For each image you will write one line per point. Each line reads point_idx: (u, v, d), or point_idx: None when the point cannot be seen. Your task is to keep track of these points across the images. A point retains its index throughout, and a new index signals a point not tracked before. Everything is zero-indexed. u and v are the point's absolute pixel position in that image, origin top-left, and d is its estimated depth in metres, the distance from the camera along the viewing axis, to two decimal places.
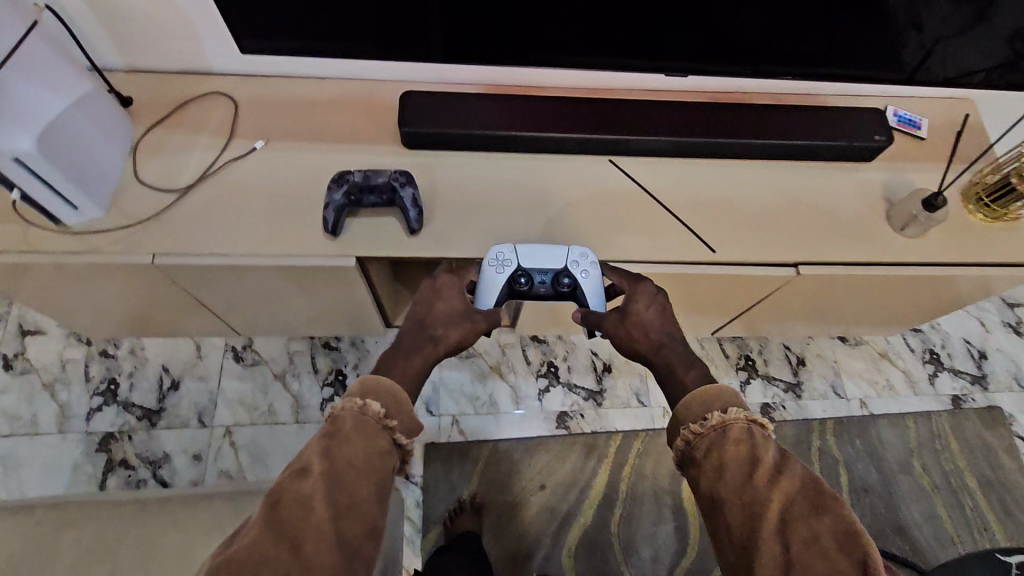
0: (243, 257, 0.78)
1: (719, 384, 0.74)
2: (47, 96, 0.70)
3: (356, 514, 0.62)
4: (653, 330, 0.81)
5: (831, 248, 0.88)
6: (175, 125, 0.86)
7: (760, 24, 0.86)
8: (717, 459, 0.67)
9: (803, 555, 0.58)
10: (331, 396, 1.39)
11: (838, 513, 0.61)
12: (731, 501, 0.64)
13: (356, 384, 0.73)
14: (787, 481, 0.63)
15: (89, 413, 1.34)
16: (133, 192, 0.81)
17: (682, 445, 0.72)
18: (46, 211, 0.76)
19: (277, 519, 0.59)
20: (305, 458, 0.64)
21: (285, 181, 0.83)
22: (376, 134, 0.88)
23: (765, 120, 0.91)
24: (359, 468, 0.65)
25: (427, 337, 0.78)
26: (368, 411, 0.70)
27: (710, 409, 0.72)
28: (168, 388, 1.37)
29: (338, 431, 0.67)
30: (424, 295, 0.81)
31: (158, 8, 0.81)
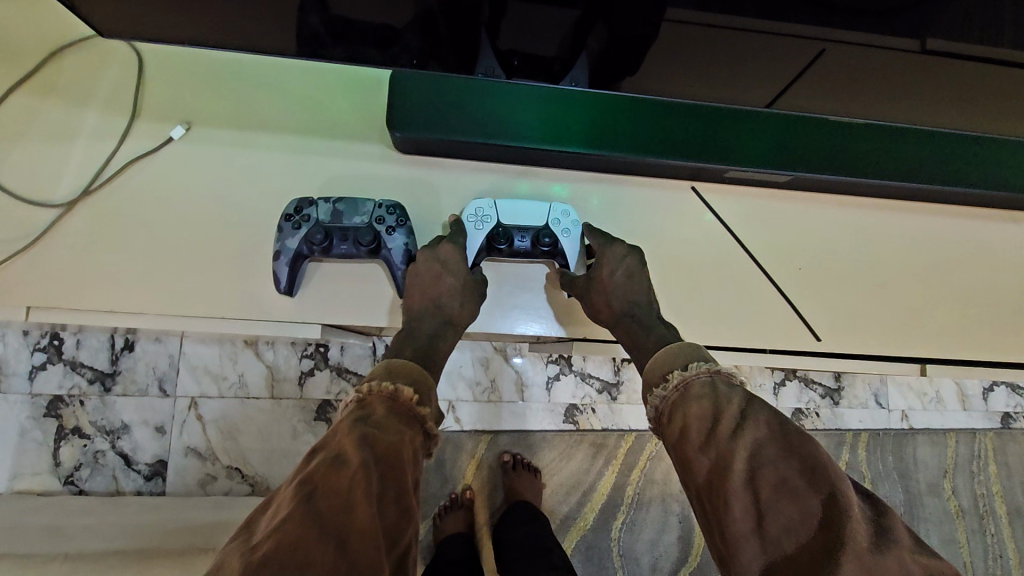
0: (161, 316, 0.56)
1: (677, 342, 0.62)
2: None
3: (398, 506, 0.51)
4: (620, 294, 0.65)
5: (931, 330, 0.70)
6: (48, 90, 0.58)
7: (899, 88, 0.56)
8: (682, 422, 0.56)
9: (773, 503, 0.47)
10: (311, 368, 1.23)
11: (804, 449, 0.50)
12: (697, 460, 0.54)
13: (380, 365, 0.61)
14: (751, 430, 0.52)
15: (31, 372, 1.16)
16: None
17: (652, 413, 0.61)
18: None
19: (314, 513, 0.45)
20: (338, 446, 0.51)
21: (218, 196, 0.58)
22: (355, 128, 0.62)
23: (902, 152, 0.67)
24: (400, 458, 0.53)
25: (444, 321, 0.63)
26: (401, 396, 0.58)
27: (672, 366, 0.60)
28: (121, 349, 1.18)
29: (375, 416, 0.55)
30: (422, 271, 0.60)
31: None
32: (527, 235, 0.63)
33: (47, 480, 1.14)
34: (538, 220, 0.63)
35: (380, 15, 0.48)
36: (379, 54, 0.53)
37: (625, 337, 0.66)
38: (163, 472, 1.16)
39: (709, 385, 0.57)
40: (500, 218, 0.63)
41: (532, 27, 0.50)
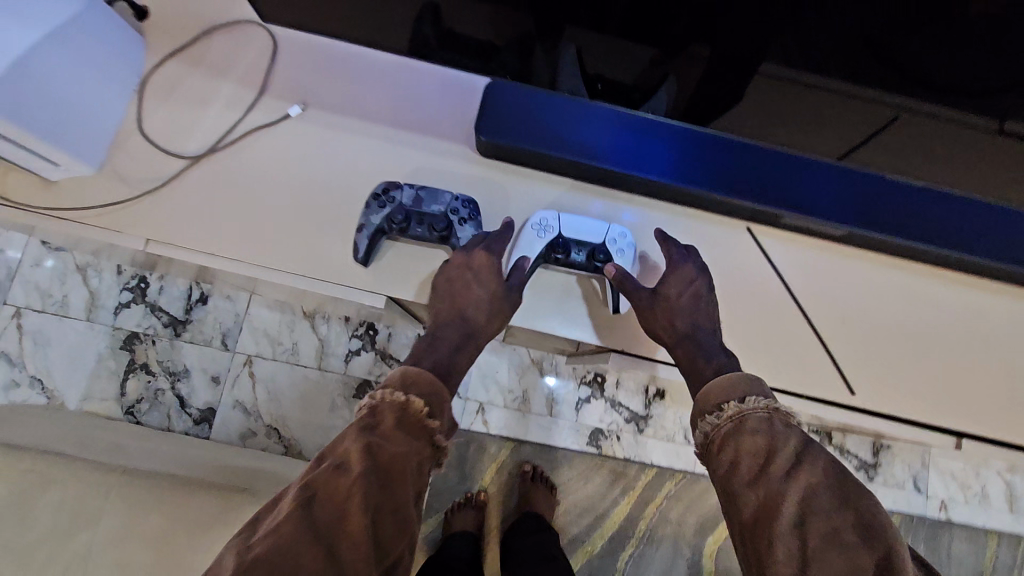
0: (254, 267, 0.64)
1: (737, 373, 0.63)
2: (19, 28, 0.53)
3: (394, 519, 0.55)
4: (682, 312, 0.67)
5: (976, 409, 0.69)
6: (197, 62, 0.68)
7: (965, 161, 0.58)
8: (733, 453, 0.59)
9: (823, 553, 0.50)
10: (358, 349, 1.30)
11: (860, 506, 0.53)
12: (744, 495, 0.56)
13: (398, 371, 0.65)
14: (806, 477, 0.55)
15: (117, 307, 1.29)
16: (133, 149, 0.65)
17: (698, 436, 0.64)
18: (21, 163, 0.62)
19: (311, 519, 0.52)
20: (344, 453, 0.56)
21: (319, 170, 0.66)
22: (445, 129, 0.69)
23: (969, 225, 0.66)
24: (401, 471, 0.57)
25: (467, 331, 0.68)
26: (411, 407, 0.61)
27: (729, 397, 0.62)
28: (196, 300, 1.30)
29: (381, 426, 0.59)
30: (453, 276, 0.65)
31: None
32: (582, 249, 0.66)
33: (111, 407, 1.25)
34: (597, 237, 0.67)
35: (484, 32, 0.55)
36: (478, 64, 0.60)
37: (683, 357, 0.67)
38: (210, 419, 1.26)
39: (764, 423, 0.59)
40: (563, 230, 0.67)
41: (618, 58, 0.55)
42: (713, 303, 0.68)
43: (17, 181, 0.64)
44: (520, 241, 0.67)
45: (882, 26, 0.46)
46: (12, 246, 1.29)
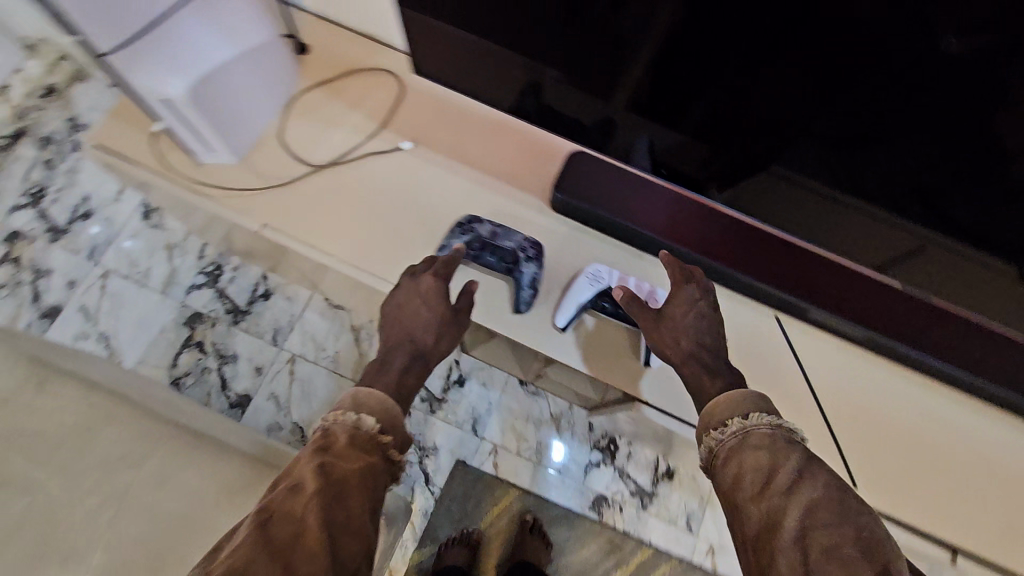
0: (345, 265, 0.75)
1: (742, 390, 0.66)
2: (222, 44, 0.68)
3: (350, 530, 0.58)
4: (689, 333, 0.71)
5: (962, 526, 0.73)
6: (337, 93, 0.83)
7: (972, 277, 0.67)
8: (737, 469, 0.61)
9: (824, 565, 0.52)
10: None
11: (859, 521, 0.55)
12: (748, 508, 0.59)
13: (349, 393, 0.70)
14: (807, 491, 0.57)
15: (190, 287, 1.43)
16: (271, 152, 0.79)
17: (703, 449, 0.66)
18: (184, 144, 0.75)
19: (267, 539, 0.54)
20: (299, 475, 0.60)
21: (415, 197, 0.78)
22: (526, 182, 0.80)
23: (974, 348, 0.74)
24: (354, 484, 0.61)
25: (417, 352, 0.72)
26: (364, 424, 0.66)
27: (733, 414, 0.65)
28: (260, 294, 1.43)
29: (335, 444, 0.63)
30: (403, 299, 0.72)
31: None
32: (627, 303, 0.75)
33: (160, 374, 1.36)
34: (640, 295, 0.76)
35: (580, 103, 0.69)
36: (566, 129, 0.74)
37: (692, 377, 0.70)
38: (244, 405, 1.34)
39: (767, 438, 0.62)
40: (612, 283, 0.76)
41: (684, 136, 0.68)
42: (718, 325, 0.72)
43: (178, 160, 0.78)
44: (572, 285, 0.76)
45: (921, 166, 0.58)
46: (117, 217, 1.52)
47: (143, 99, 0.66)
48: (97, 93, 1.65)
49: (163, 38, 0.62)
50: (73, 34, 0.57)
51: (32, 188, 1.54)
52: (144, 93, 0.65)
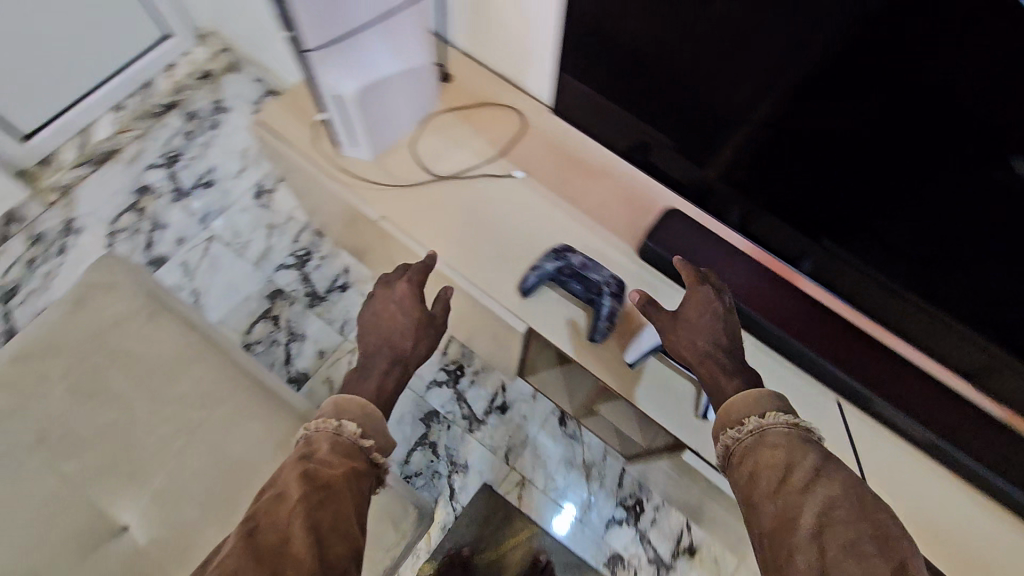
0: (442, 265, 0.86)
1: (756, 390, 0.72)
2: (391, 59, 0.79)
3: (336, 527, 0.63)
4: (703, 334, 0.77)
5: None
6: (468, 119, 0.96)
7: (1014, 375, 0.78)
8: (754, 465, 0.66)
9: (840, 557, 0.55)
10: (440, 381, 1.39)
11: (874, 517, 0.58)
12: (765, 504, 0.62)
13: (329, 404, 0.78)
14: (824, 488, 0.61)
15: (280, 266, 1.56)
16: (402, 158, 0.92)
17: (722, 448, 0.72)
18: (335, 134, 0.87)
19: (257, 543, 0.59)
20: (284, 483, 0.66)
21: (515, 220, 0.90)
22: (616, 225, 0.92)
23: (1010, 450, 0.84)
24: (337, 485, 0.67)
25: (396, 354, 0.85)
26: (344, 432, 0.74)
27: (750, 414, 0.71)
28: (338, 285, 1.54)
29: (317, 451, 0.70)
30: (382, 308, 0.87)
31: (514, 29, 0.91)
32: None
33: (235, 337, 1.47)
34: None
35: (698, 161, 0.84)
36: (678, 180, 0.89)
37: (708, 375, 0.77)
38: (301, 383, 1.43)
39: (784, 437, 0.67)
40: None
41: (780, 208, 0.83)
42: (730, 326, 0.79)
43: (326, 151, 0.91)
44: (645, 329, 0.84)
45: (970, 279, 0.72)
46: (235, 191, 1.69)
47: (317, 89, 0.78)
48: (243, 85, 1.86)
49: (350, 44, 0.74)
50: (290, 31, 0.69)
51: (170, 152, 1.75)
52: (322, 87, 0.78)
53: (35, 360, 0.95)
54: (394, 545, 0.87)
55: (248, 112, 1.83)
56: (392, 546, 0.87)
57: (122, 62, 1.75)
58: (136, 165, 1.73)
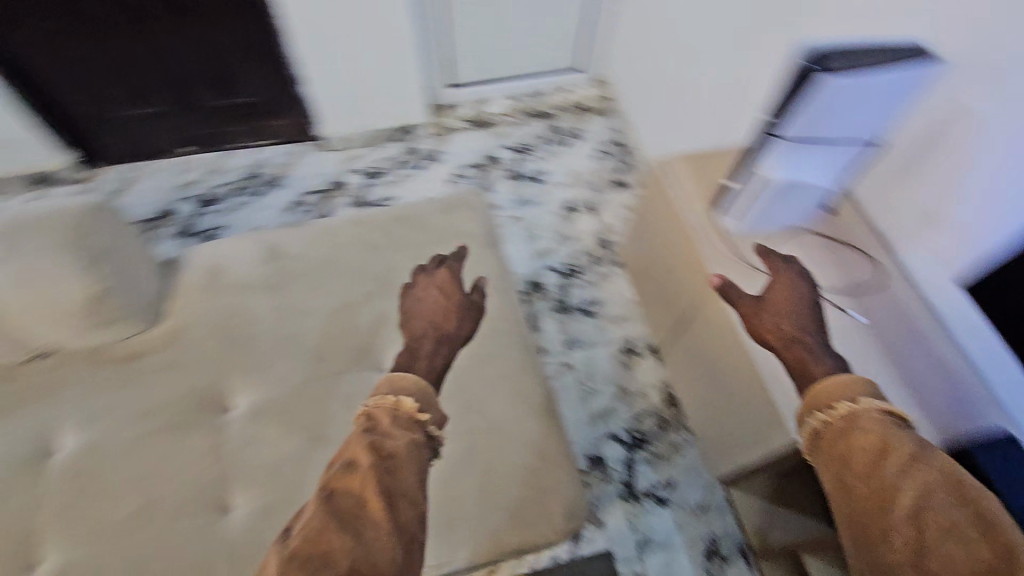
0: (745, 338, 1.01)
1: (841, 378, 0.80)
2: (819, 173, 0.93)
3: (404, 496, 0.75)
4: (786, 317, 0.90)
5: None
6: (830, 248, 1.11)
7: None
8: (848, 449, 0.72)
9: (937, 536, 0.60)
10: (622, 437, 1.47)
11: (970, 499, 0.62)
12: (858, 483, 0.69)
13: (386, 381, 0.87)
14: (920, 472, 0.66)
15: (551, 267, 1.80)
16: (757, 245, 1.09)
17: (810, 431, 0.78)
18: (728, 201, 1.03)
19: (334, 506, 0.72)
20: (353, 455, 0.78)
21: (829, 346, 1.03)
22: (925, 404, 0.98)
23: None
24: (397, 457, 0.78)
25: (445, 331, 0.96)
26: (401, 408, 0.83)
27: (843, 400, 0.77)
28: (585, 308, 1.70)
29: (379, 426, 0.81)
30: (430, 294, 1.01)
31: (924, 202, 1.03)
32: None
33: None
34: None
35: None
36: None
37: (792, 359, 0.87)
38: None
39: (876, 423, 0.73)
40: None
41: None
42: (812, 308, 0.92)
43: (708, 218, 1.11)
44: None
45: None
46: (553, 196, 1.99)
47: (750, 166, 0.94)
48: (601, 126, 2.19)
49: (809, 152, 0.88)
50: (776, 117, 0.84)
51: (524, 144, 2.13)
52: (756, 168, 0.93)
53: (405, 225, 1.25)
54: (556, 529, 0.95)
55: (593, 147, 2.13)
56: (554, 528, 0.94)
57: (534, 72, 2.18)
58: (497, 139, 2.13)
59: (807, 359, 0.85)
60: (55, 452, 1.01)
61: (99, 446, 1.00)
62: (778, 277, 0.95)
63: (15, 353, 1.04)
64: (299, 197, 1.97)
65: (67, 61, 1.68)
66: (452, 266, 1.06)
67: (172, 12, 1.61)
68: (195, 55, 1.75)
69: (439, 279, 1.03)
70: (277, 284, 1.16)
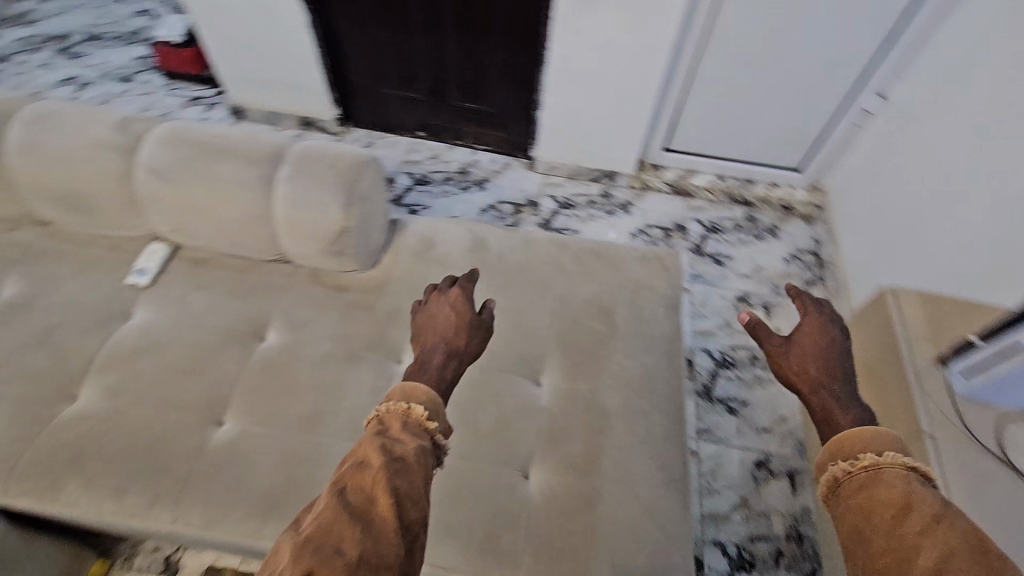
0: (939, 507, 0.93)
1: (866, 428, 0.72)
2: None
3: (413, 500, 0.66)
4: (813, 362, 0.84)
5: None
6: None
7: None
8: (867, 500, 0.66)
9: None
10: (728, 550, 1.39)
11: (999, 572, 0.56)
12: (875, 539, 0.62)
13: (399, 386, 0.80)
14: (942, 533, 0.59)
15: (708, 351, 1.74)
16: (981, 421, 1.03)
17: (827, 478, 0.71)
18: (962, 360, 1.05)
19: (346, 503, 0.63)
20: (363, 455, 0.69)
21: None
22: None
23: None
24: (406, 461, 0.69)
25: (453, 345, 0.91)
26: (414, 411, 0.76)
27: (867, 449, 0.70)
28: (730, 404, 1.62)
29: (391, 428, 0.73)
30: (441, 312, 0.97)
31: None
32: None
33: None
34: None
35: None
36: None
37: (819, 404, 0.80)
38: None
39: (900, 476, 0.66)
40: None
41: None
42: (841, 354, 0.85)
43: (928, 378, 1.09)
44: None
45: None
46: (730, 283, 1.94)
47: (1006, 332, 0.98)
48: (802, 232, 2.09)
49: None
50: None
51: (716, 224, 2.10)
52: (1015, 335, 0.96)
53: (597, 260, 1.31)
54: None
55: (788, 249, 2.04)
56: None
57: (753, 160, 2.15)
58: (691, 211, 2.14)
59: (833, 407, 0.79)
60: (262, 340, 1.20)
61: (295, 348, 1.17)
62: (808, 318, 0.89)
63: (265, 252, 1.26)
64: (494, 203, 2.14)
65: (368, 41, 2.02)
66: (466, 283, 1.03)
67: (464, 26, 1.88)
68: (461, 64, 2.01)
69: (456, 292, 0.99)
70: (473, 271, 1.28)
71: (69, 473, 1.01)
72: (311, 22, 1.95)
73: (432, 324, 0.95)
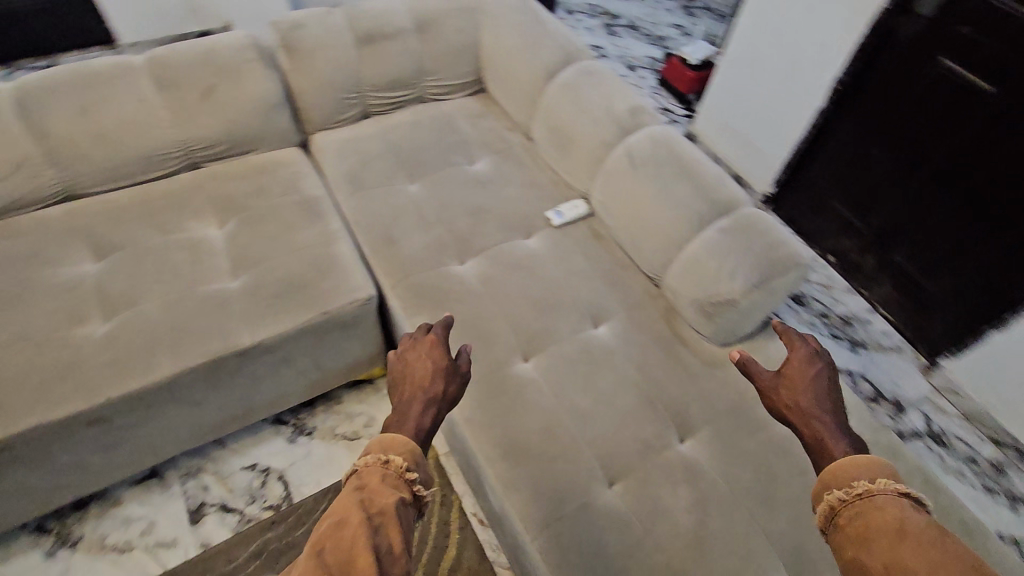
0: None
1: (858, 456, 0.78)
2: None
3: (393, 560, 0.65)
4: (802, 395, 0.91)
5: None
6: None
7: None
8: (863, 525, 0.70)
9: None
10: None
11: None
12: (873, 562, 0.66)
13: (375, 440, 0.79)
14: (935, 549, 0.64)
15: None
16: None
17: (824, 509, 0.76)
18: None
19: (322, 566, 0.62)
20: (340, 513, 0.68)
21: None
22: None
23: None
24: (384, 514, 0.68)
25: (431, 395, 0.90)
26: (390, 464, 0.75)
27: (859, 478, 0.75)
28: None
29: (370, 483, 0.72)
30: (419, 362, 0.95)
31: None
32: None
33: None
34: None
35: None
36: None
37: (814, 439, 0.86)
38: None
39: (892, 501, 0.71)
40: None
41: None
42: (828, 385, 0.93)
43: None
44: None
45: None
46: None
47: None
48: None
49: None
50: None
51: None
52: None
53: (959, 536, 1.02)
54: None
55: None
56: None
57: None
58: None
59: (826, 439, 0.85)
60: (594, 327, 1.28)
61: (614, 353, 1.22)
62: (794, 352, 0.97)
63: (650, 265, 1.33)
64: (856, 373, 1.81)
65: (857, 154, 1.89)
66: (439, 329, 1.01)
67: (976, 203, 1.60)
68: (934, 231, 1.74)
69: (433, 339, 0.98)
70: None
71: (427, 307, 1.28)
72: (821, 107, 1.91)
73: (407, 377, 0.93)
